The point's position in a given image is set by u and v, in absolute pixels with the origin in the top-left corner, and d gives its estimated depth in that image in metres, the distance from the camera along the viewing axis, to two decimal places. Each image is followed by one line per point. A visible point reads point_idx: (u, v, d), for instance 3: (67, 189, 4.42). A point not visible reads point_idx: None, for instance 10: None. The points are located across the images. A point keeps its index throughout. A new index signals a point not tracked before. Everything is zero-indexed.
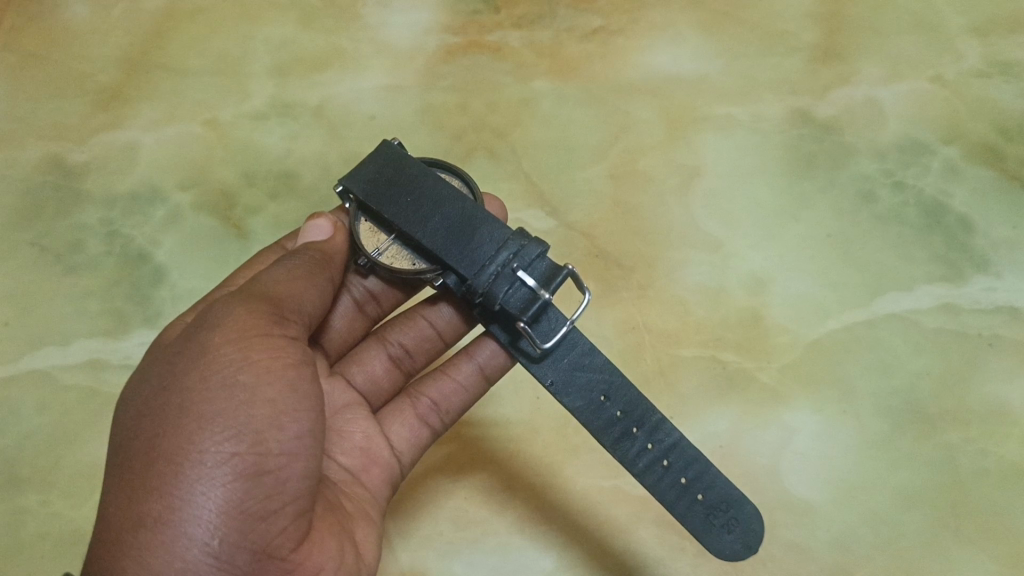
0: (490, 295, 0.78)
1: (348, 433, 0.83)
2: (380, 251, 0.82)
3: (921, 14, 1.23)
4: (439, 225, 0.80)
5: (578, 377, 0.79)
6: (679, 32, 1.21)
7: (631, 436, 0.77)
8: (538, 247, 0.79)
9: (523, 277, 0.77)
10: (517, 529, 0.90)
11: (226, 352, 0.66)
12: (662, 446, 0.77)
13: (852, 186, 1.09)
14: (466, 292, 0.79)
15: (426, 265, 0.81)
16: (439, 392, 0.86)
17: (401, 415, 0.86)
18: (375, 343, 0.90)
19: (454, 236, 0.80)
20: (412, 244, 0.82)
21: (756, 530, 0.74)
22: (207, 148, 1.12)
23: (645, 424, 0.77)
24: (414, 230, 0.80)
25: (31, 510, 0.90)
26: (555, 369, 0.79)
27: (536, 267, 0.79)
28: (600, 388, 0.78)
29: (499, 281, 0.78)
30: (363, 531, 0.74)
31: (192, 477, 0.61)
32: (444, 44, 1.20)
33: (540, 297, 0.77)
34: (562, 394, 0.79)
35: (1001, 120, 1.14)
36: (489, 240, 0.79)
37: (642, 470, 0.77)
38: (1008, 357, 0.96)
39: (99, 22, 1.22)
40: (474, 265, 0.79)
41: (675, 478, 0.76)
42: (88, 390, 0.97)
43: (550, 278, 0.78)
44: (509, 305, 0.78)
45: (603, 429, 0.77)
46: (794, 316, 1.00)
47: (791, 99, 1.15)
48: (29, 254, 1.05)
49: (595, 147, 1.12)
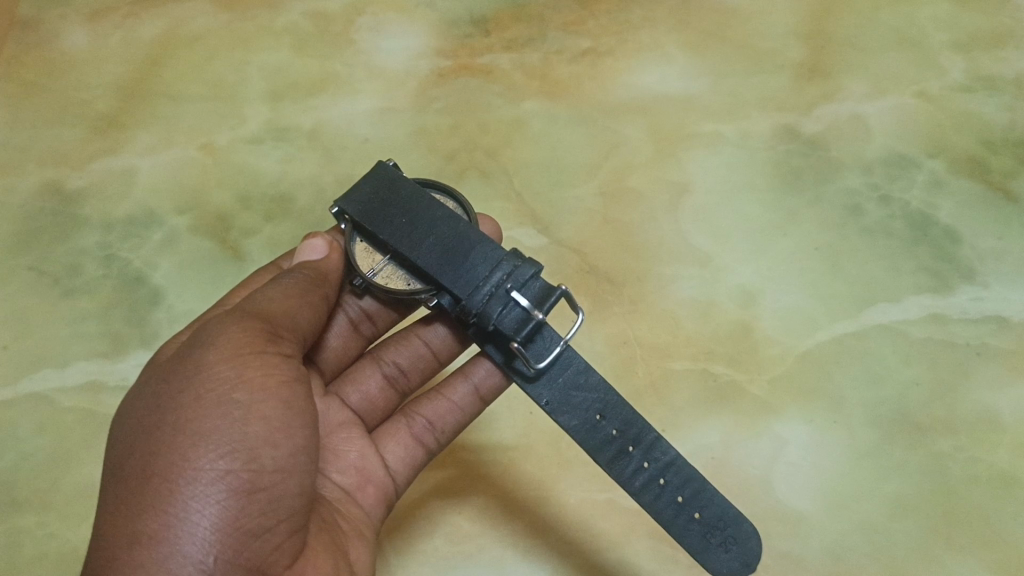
0: (484, 315, 0.79)
1: (343, 452, 0.83)
2: (375, 271, 0.84)
3: (904, 31, 1.26)
4: (433, 247, 0.82)
5: (572, 396, 0.80)
6: (666, 52, 1.24)
7: (628, 454, 0.78)
8: (532, 267, 0.80)
9: (516, 298, 0.79)
10: (513, 543, 0.90)
11: (222, 369, 0.67)
12: (656, 464, 0.78)
13: (839, 200, 1.11)
14: (461, 312, 0.80)
15: (421, 285, 0.82)
16: (434, 411, 0.87)
17: (396, 434, 0.87)
18: (371, 362, 0.91)
19: (448, 256, 0.81)
20: (407, 264, 0.83)
21: (753, 549, 0.75)
22: (204, 171, 1.14)
23: (641, 443, 0.78)
24: (409, 250, 0.81)
25: (27, 533, 0.90)
26: (550, 388, 0.80)
27: (530, 287, 0.80)
28: (595, 407, 0.79)
29: (492, 301, 0.79)
30: (356, 549, 0.75)
31: (188, 495, 0.62)
32: (436, 68, 1.23)
33: (534, 316, 0.78)
34: (557, 413, 0.79)
35: (985, 134, 1.16)
36: (483, 261, 0.81)
37: (639, 488, 0.77)
38: (998, 365, 0.97)
39: (97, 50, 1.25)
40: (468, 286, 0.80)
41: (672, 495, 0.77)
42: (87, 411, 0.97)
43: (542, 298, 0.79)
44: (503, 325, 0.79)
45: (599, 448, 0.78)
46: (783, 327, 1.01)
47: (778, 115, 1.18)
48: (27, 279, 1.06)
49: (585, 165, 1.14)
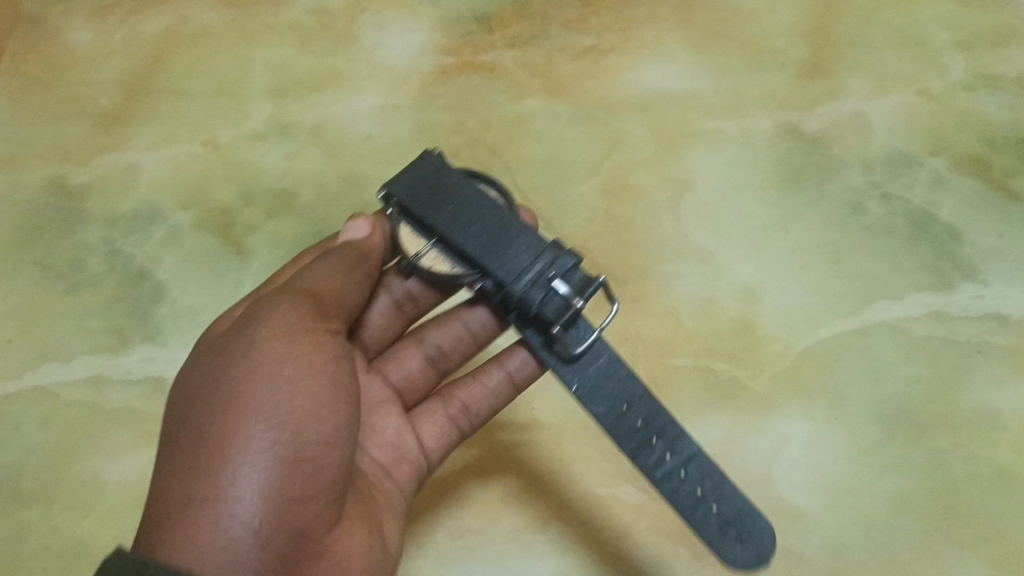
0: (526, 301, 0.81)
1: (381, 428, 0.86)
2: (422, 253, 0.85)
3: (905, 29, 1.26)
4: (478, 235, 0.83)
5: (602, 385, 0.80)
6: (669, 50, 1.24)
7: (653, 446, 0.78)
8: (573, 258, 0.82)
9: (558, 286, 0.80)
10: (515, 537, 0.88)
11: (275, 345, 0.71)
12: (679, 459, 0.78)
13: (841, 198, 1.11)
14: (503, 298, 0.82)
15: (464, 270, 0.84)
16: (469, 395, 0.88)
17: (430, 415, 0.88)
18: (412, 343, 0.92)
19: (492, 242, 0.83)
20: (450, 249, 0.84)
21: (768, 545, 0.74)
22: (208, 167, 1.14)
23: (664, 434, 0.78)
24: (454, 236, 0.83)
25: (32, 525, 0.90)
26: (582, 374, 0.81)
27: (571, 277, 0.82)
28: (623, 399, 0.80)
29: (532, 286, 0.81)
30: (392, 526, 0.78)
31: (236, 460, 0.64)
32: (439, 65, 1.23)
33: (573, 303, 0.79)
34: (586, 400, 0.80)
35: (986, 133, 1.16)
36: (526, 250, 0.82)
37: (661, 479, 0.77)
38: (998, 363, 0.98)
39: (101, 46, 1.25)
40: (512, 272, 0.81)
41: (694, 488, 0.77)
42: (89, 405, 0.97)
43: (581, 287, 0.81)
44: (545, 311, 0.80)
45: (626, 437, 0.79)
46: (785, 325, 1.01)
47: (780, 113, 1.18)
48: (31, 274, 1.07)
49: (588, 162, 1.14)
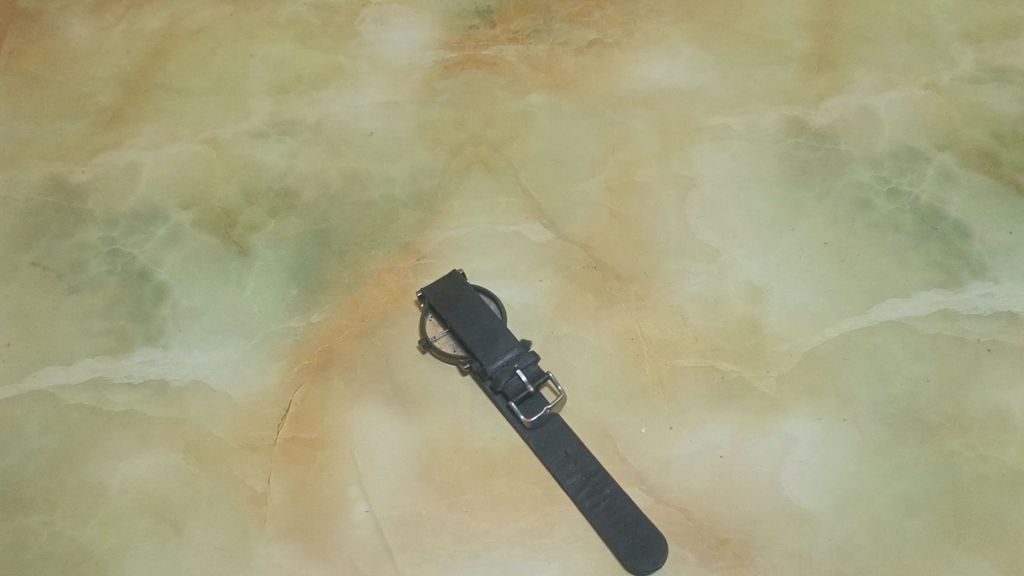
0: (496, 380, 0.92)
1: (319, 490, 0.90)
2: (436, 336, 0.97)
3: (912, 22, 1.25)
4: (473, 328, 0.94)
5: (559, 437, 0.91)
6: (673, 44, 1.23)
7: (584, 483, 0.89)
8: (534, 355, 0.93)
9: (518, 373, 0.92)
10: (521, 542, 0.87)
11: None
12: (607, 492, 0.88)
13: (848, 195, 1.10)
14: (480, 378, 0.94)
15: (460, 356, 0.95)
16: (461, 435, 0.93)
17: (387, 473, 0.91)
18: (362, 415, 0.95)
19: (484, 335, 0.94)
20: (454, 337, 0.96)
21: (659, 548, 0.86)
22: (208, 166, 1.13)
23: (594, 478, 0.89)
24: (457, 327, 0.94)
25: (33, 531, 0.89)
26: (537, 434, 0.91)
27: (531, 368, 0.93)
28: (568, 446, 0.91)
29: (502, 370, 0.92)
30: None
31: None
32: (441, 60, 1.22)
33: (529, 388, 0.92)
34: (543, 454, 0.91)
35: (996, 127, 1.15)
36: (503, 341, 0.93)
37: (588, 507, 0.88)
38: (1007, 362, 0.97)
39: (100, 43, 1.24)
40: (489, 356, 0.93)
41: (617, 515, 0.87)
42: (91, 409, 0.96)
43: (541, 375, 0.93)
44: (508, 390, 0.92)
45: (564, 473, 0.89)
46: (792, 324, 1.00)
47: (786, 108, 1.17)
48: (31, 275, 1.05)
49: (592, 159, 1.13)
